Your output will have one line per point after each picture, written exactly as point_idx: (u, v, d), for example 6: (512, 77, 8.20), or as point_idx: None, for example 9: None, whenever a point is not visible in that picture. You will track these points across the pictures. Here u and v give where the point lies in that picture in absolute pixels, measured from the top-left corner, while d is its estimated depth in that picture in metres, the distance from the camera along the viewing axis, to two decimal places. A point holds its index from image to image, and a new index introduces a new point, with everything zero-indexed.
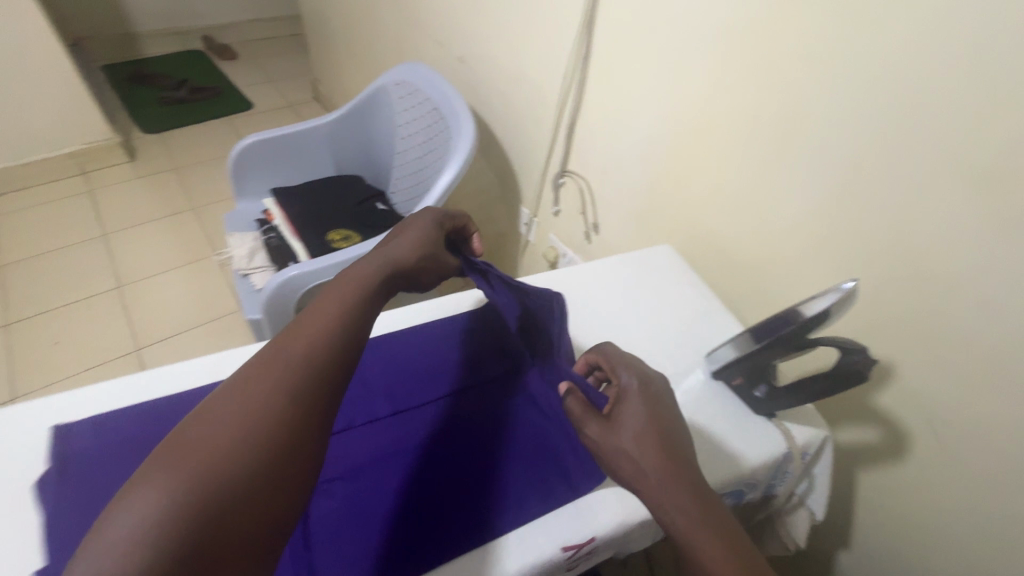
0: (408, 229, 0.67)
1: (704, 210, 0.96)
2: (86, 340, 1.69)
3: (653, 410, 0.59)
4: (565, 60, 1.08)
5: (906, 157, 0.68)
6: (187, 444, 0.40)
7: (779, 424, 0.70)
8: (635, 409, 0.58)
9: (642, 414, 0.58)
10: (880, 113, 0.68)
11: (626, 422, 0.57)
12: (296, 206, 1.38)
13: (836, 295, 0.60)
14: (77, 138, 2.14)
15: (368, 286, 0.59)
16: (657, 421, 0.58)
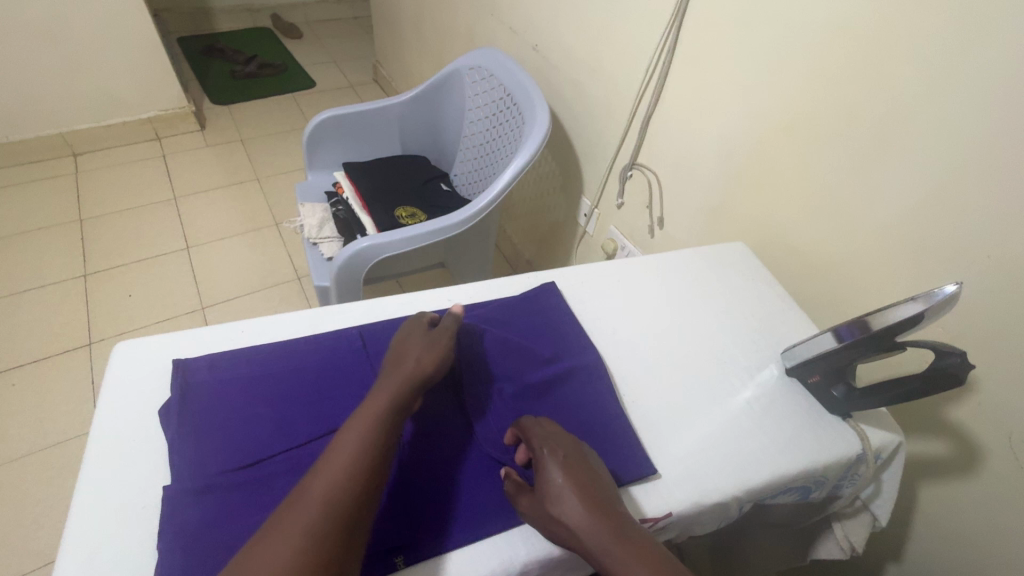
0: (411, 339, 0.64)
1: (780, 211, 0.96)
2: (156, 295, 1.79)
3: (580, 486, 0.56)
4: (647, 53, 1.08)
5: (1015, 168, 0.66)
6: (252, 559, 0.45)
7: (853, 426, 0.70)
8: (558, 485, 0.55)
9: (565, 488, 0.55)
10: (992, 121, 0.67)
11: (551, 501, 0.55)
12: (365, 181, 1.43)
13: (930, 300, 0.57)
14: (155, 104, 2.25)
15: (389, 410, 0.56)
16: (585, 498, 0.55)
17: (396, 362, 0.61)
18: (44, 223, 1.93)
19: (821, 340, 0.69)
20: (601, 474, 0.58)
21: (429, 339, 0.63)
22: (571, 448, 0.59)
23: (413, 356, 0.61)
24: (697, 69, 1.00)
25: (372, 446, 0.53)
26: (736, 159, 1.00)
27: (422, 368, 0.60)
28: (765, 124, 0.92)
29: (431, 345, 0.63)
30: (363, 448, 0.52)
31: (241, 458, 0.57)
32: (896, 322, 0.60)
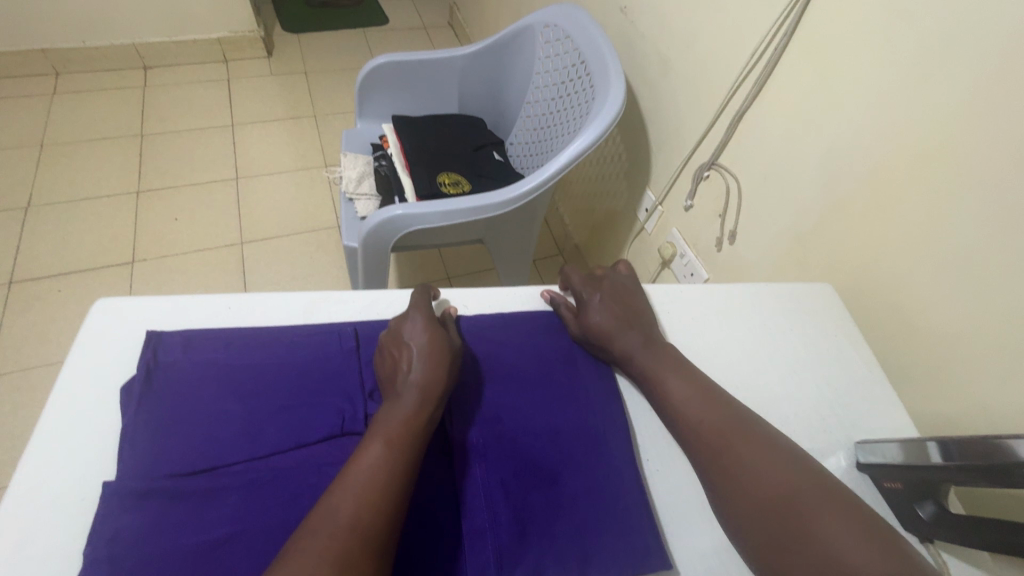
0: (413, 342, 0.56)
1: (886, 252, 0.78)
2: (201, 222, 1.79)
3: (620, 313, 0.66)
4: (757, 33, 0.89)
5: None
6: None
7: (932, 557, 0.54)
8: (598, 315, 0.65)
9: (605, 318, 0.65)
10: None
11: (594, 320, 0.65)
12: (413, 139, 1.32)
13: None
14: (226, 25, 2.20)
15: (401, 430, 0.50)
16: (625, 321, 0.65)
17: (399, 365, 0.55)
18: (109, 133, 1.96)
19: (921, 447, 0.53)
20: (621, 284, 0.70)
21: (431, 335, 0.57)
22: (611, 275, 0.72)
23: (419, 356, 0.55)
24: (817, 62, 0.80)
25: (396, 457, 0.49)
26: (843, 182, 0.81)
27: (430, 369, 0.54)
28: (894, 144, 0.73)
29: (435, 343, 0.57)
30: (385, 463, 0.48)
31: (195, 462, 0.50)
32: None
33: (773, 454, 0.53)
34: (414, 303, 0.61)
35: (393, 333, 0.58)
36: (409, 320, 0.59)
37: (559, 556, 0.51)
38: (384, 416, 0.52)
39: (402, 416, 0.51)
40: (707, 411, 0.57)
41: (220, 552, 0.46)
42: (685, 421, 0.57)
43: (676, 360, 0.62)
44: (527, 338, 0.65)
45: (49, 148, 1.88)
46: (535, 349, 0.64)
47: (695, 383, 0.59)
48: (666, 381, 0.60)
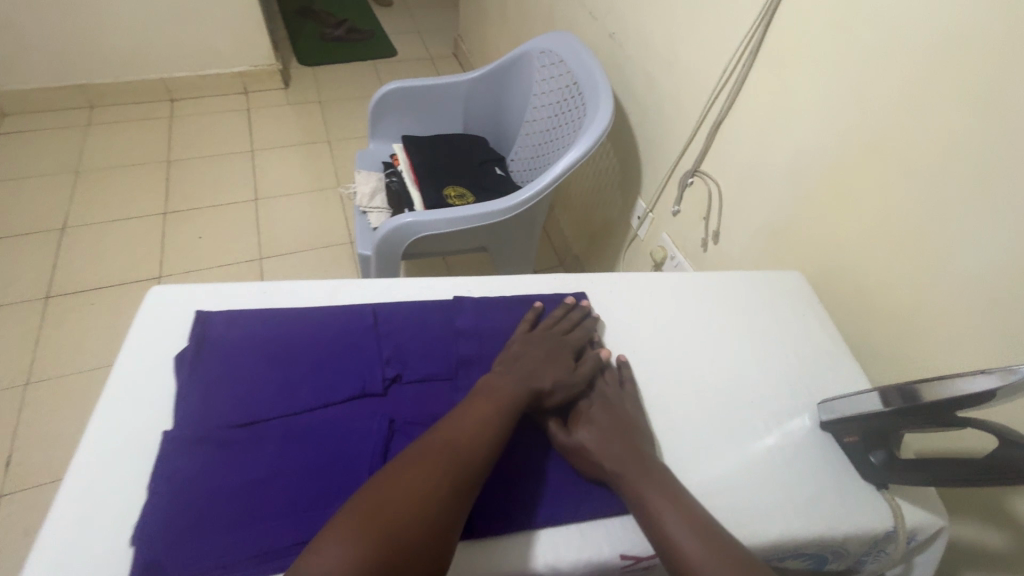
0: (546, 348, 0.66)
1: (851, 240, 0.86)
2: (223, 239, 1.91)
3: (614, 434, 0.60)
4: (727, 52, 0.99)
5: None
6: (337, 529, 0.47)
7: (886, 501, 0.62)
8: (587, 435, 0.60)
9: (594, 436, 0.60)
10: None
11: (582, 439, 0.60)
12: (421, 156, 1.43)
13: (1008, 378, 0.49)
14: (247, 60, 2.37)
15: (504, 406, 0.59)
16: (619, 443, 0.59)
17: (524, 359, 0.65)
18: (138, 160, 2.11)
19: (866, 398, 0.61)
20: (629, 411, 0.64)
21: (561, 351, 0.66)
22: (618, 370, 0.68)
23: (548, 379, 0.63)
24: (778, 75, 0.91)
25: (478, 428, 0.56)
26: (809, 179, 0.90)
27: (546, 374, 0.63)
28: (848, 141, 0.82)
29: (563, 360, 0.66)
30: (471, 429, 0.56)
31: (241, 416, 0.59)
32: (963, 396, 0.51)
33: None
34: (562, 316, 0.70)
35: (532, 342, 0.67)
36: (547, 341, 0.67)
37: (550, 495, 0.58)
38: (493, 389, 0.61)
39: (509, 396, 0.60)
40: (700, 555, 0.51)
41: (261, 487, 0.54)
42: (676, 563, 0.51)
43: (670, 486, 0.56)
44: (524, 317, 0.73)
45: (84, 175, 2.02)
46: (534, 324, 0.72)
47: (691, 516, 0.53)
48: (656, 510, 0.54)
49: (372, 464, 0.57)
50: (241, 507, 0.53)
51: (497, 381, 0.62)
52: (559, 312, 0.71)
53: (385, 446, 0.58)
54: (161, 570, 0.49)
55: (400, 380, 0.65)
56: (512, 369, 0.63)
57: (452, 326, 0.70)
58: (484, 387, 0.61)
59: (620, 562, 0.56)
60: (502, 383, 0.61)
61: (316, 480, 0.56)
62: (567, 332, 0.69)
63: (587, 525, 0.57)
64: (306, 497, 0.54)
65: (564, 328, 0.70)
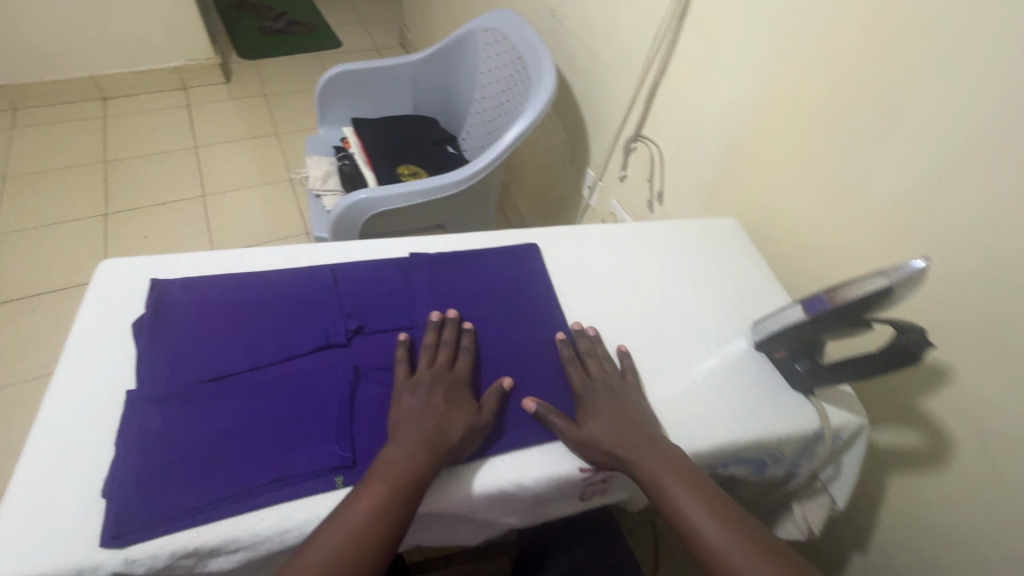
0: (434, 396, 0.59)
1: (776, 187, 0.93)
2: (172, 238, 1.85)
3: (623, 423, 0.61)
4: (658, 19, 1.05)
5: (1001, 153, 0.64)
6: None
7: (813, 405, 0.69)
8: (597, 426, 0.60)
9: (602, 426, 0.60)
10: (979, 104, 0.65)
11: (593, 431, 0.60)
12: (372, 138, 1.44)
13: (899, 274, 0.56)
14: (184, 54, 2.29)
15: (402, 484, 0.53)
16: (629, 432, 0.60)
17: (415, 413, 0.58)
18: (71, 162, 2.01)
19: (790, 311, 0.67)
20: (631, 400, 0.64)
21: (450, 391, 0.61)
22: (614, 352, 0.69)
23: (453, 429, 0.57)
24: (705, 38, 0.97)
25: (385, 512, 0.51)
26: (738, 132, 0.97)
27: (440, 423, 0.57)
28: (769, 93, 0.89)
29: (456, 402, 0.60)
30: (375, 513, 0.51)
31: (205, 373, 0.60)
32: (863, 296, 0.58)
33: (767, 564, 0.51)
34: (442, 348, 0.64)
35: (419, 394, 0.60)
36: (437, 387, 0.60)
37: (512, 422, 0.62)
38: (388, 461, 0.54)
39: (411, 466, 0.54)
40: (721, 537, 0.53)
41: (231, 436, 0.56)
42: (681, 524, 0.55)
43: (686, 472, 0.58)
44: (479, 269, 0.76)
45: (12, 179, 1.91)
46: (489, 275, 0.76)
47: (699, 486, 0.57)
48: (675, 497, 0.56)
49: (340, 407, 0.59)
50: (213, 454, 0.54)
51: (393, 451, 0.55)
52: (431, 337, 0.65)
53: (351, 390, 0.61)
54: (134, 516, 0.50)
55: (362, 331, 0.67)
56: (407, 428, 0.57)
57: (410, 281, 0.72)
58: (380, 456, 0.55)
59: (580, 475, 0.61)
60: (395, 452, 0.55)
61: (285, 425, 0.57)
62: (451, 367, 0.63)
63: (548, 446, 0.62)
64: (277, 442, 0.56)
65: (448, 361, 0.64)
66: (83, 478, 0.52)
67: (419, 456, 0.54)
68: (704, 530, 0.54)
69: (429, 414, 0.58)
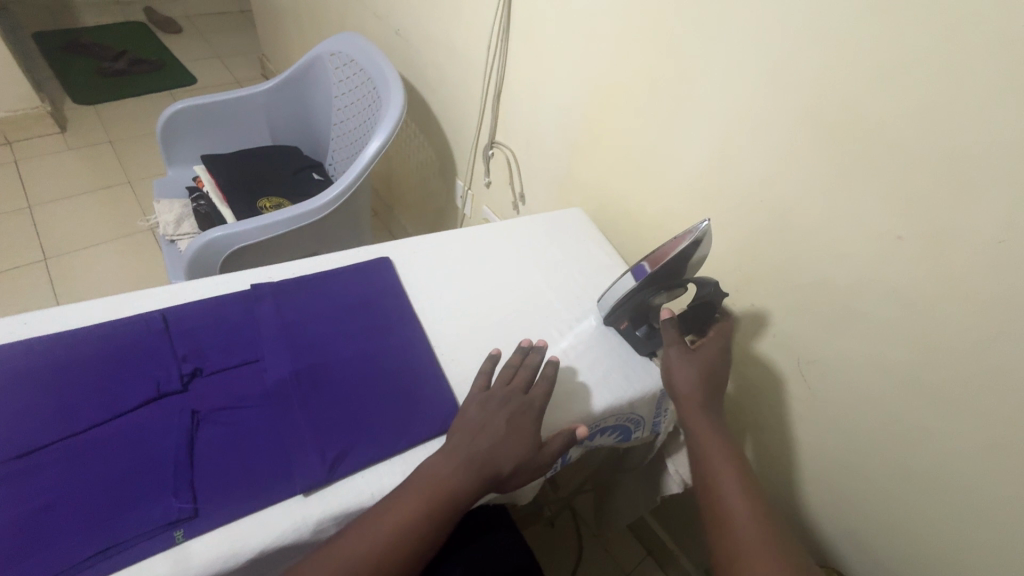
0: (501, 423, 0.60)
1: (611, 175, 1.01)
2: (6, 312, 1.63)
3: (707, 387, 0.68)
4: (488, 31, 1.11)
5: (762, 121, 0.74)
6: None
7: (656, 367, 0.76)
8: (685, 370, 0.69)
9: (690, 378, 0.68)
10: (740, 83, 0.74)
11: (681, 376, 0.68)
12: (226, 173, 1.37)
13: (698, 235, 0.64)
14: (0, 105, 2.03)
15: (445, 495, 0.55)
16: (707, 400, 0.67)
17: (475, 436, 0.59)
18: None
19: (623, 284, 0.73)
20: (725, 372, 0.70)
21: (512, 419, 0.61)
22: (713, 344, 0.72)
23: (506, 455, 0.59)
24: (529, 45, 1.04)
25: (424, 519, 0.54)
26: (573, 128, 1.04)
27: (493, 452, 0.58)
28: (590, 90, 0.97)
29: (519, 437, 0.60)
30: (412, 515, 0.54)
31: (6, 451, 0.53)
32: (675, 256, 0.66)
33: (783, 546, 0.55)
34: (524, 386, 0.65)
35: (480, 412, 0.61)
36: (508, 407, 0.62)
37: (371, 437, 0.62)
38: (426, 471, 0.57)
39: (447, 485, 0.56)
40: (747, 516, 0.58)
41: (43, 512, 0.50)
42: (715, 503, 0.60)
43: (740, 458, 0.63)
44: (329, 291, 0.75)
45: None
46: (342, 296, 0.75)
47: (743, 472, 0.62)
48: (718, 469, 0.62)
49: (176, 457, 0.55)
50: (18, 537, 0.48)
51: (440, 466, 0.57)
52: (518, 360, 0.68)
53: (189, 438, 0.57)
54: None
55: (201, 373, 0.63)
56: (477, 440, 0.59)
57: (253, 313, 0.70)
58: (419, 468, 0.57)
59: None
60: (437, 464, 0.57)
61: (111, 488, 0.53)
62: (528, 389, 0.65)
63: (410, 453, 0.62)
64: (101, 509, 0.51)
65: (523, 386, 0.65)
66: None
67: (460, 476, 0.57)
68: (737, 508, 0.59)
69: (486, 433, 0.59)
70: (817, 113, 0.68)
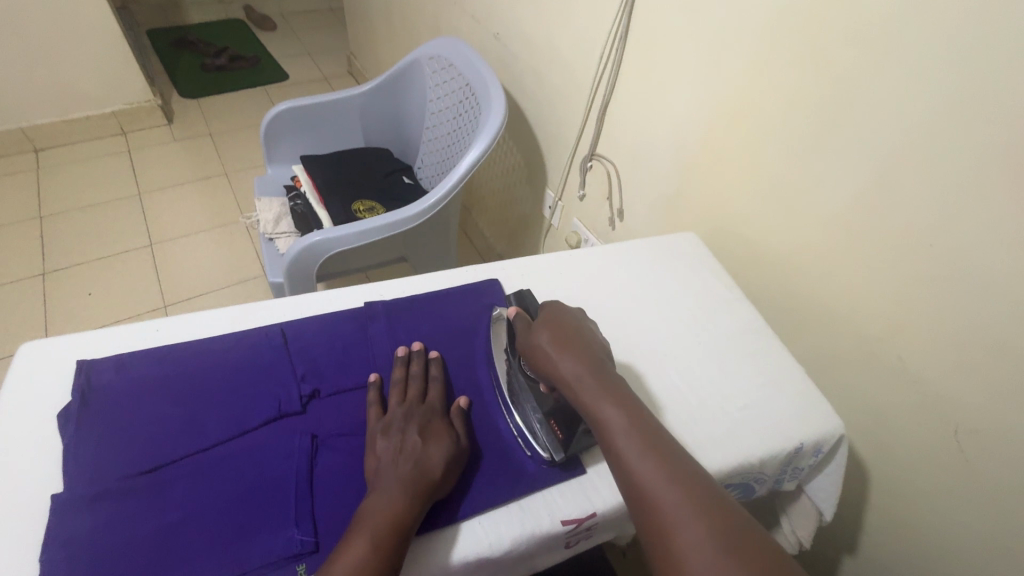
0: (408, 432, 0.57)
1: (730, 200, 0.93)
2: (118, 292, 1.75)
3: (569, 344, 0.63)
4: (601, 40, 1.05)
5: (940, 157, 0.65)
6: None
7: (542, 435, 0.61)
8: (544, 338, 0.64)
9: (550, 347, 0.63)
10: (917, 113, 0.65)
11: (540, 349, 0.64)
12: (322, 174, 1.39)
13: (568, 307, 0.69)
14: (119, 99, 2.20)
15: (397, 528, 0.50)
16: (579, 355, 0.62)
17: (388, 454, 0.56)
18: (3, 221, 1.89)
19: (496, 329, 0.72)
20: (590, 336, 0.65)
21: (423, 425, 0.58)
22: (550, 313, 0.67)
23: (434, 457, 0.56)
24: (646, 57, 0.97)
25: (383, 551, 0.48)
26: (688, 147, 0.96)
27: (420, 458, 0.55)
28: (714, 107, 0.89)
29: (435, 436, 0.58)
30: (372, 551, 0.48)
31: (142, 463, 0.54)
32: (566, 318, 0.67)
33: (699, 492, 0.49)
34: (416, 384, 0.63)
35: (388, 434, 0.57)
36: (416, 415, 0.59)
37: (486, 479, 0.59)
38: (371, 511, 0.51)
39: (398, 512, 0.51)
40: (652, 468, 0.52)
41: (175, 532, 0.50)
42: (621, 471, 0.53)
43: (628, 403, 0.58)
44: (440, 313, 0.73)
45: None
46: (452, 318, 0.73)
47: (633, 418, 0.56)
48: (609, 425, 0.56)
49: (297, 484, 0.54)
50: (153, 556, 0.49)
51: (376, 499, 0.52)
52: (400, 372, 0.64)
53: (308, 464, 0.56)
54: None
55: (318, 395, 0.62)
56: (390, 463, 0.55)
57: (366, 333, 0.68)
58: (363, 509, 0.51)
59: (563, 529, 0.58)
60: (376, 502, 0.52)
61: (236, 512, 0.52)
62: (424, 397, 0.62)
63: (526, 500, 0.58)
64: (227, 532, 0.51)
65: (419, 394, 0.62)
66: None
67: (430, 466, 0.55)
68: (638, 466, 0.52)
69: (406, 454, 0.55)
70: (1017, 150, 0.58)
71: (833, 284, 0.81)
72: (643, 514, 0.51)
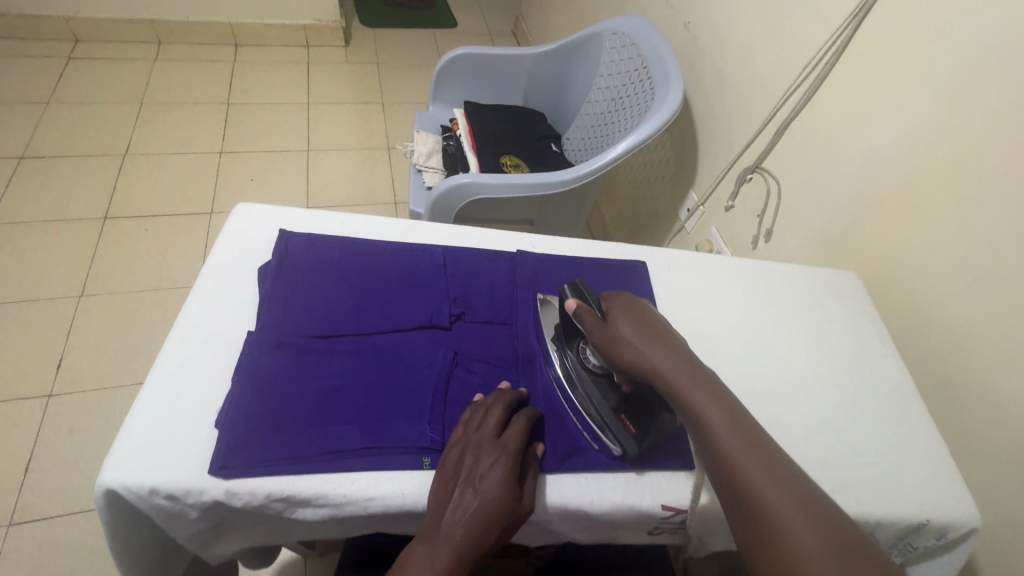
0: (471, 483, 0.52)
1: (910, 255, 0.85)
2: (273, 184, 1.96)
3: (652, 337, 0.58)
4: (809, 52, 0.99)
5: None
6: None
7: (612, 429, 0.59)
8: (626, 329, 0.59)
9: (635, 338, 0.58)
10: None
11: (620, 339, 0.59)
12: (480, 122, 1.45)
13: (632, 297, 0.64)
14: (313, 14, 2.41)
15: None
16: (661, 351, 0.57)
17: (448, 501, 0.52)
18: (200, 100, 2.17)
19: (546, 313, 0.67)
20: (672, 333, 0.60)
21: (490, 474, 0.52)
22: (628, 302, 0.62)
23: (487, 521, 0.51)
24: (857, 81, 0.90)
25: None
26: (878, 188, 0.89)
27: (475, 520, 0.50)
28: (924, 150, 0.81)
29: (499, 492, 0.52)
30: None
31: (317, 329, 0.62)
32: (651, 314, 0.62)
33: (806, 497, 0.46)
34: (493, 422, 0.56)
35: (454, 467, 0.54)
36: (487, 457, 0.53)
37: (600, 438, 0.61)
38: (415, 563, 0.50)
39: (439, 574, 0.49)
40: (761, 472, 0.48)
41: (333, 394, 0.58)
42: (723, 468, 0.50)
43: (724, 399, 0.54)
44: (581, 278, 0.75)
45: (148, 107, 2.09)
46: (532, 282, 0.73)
47: (732, 413, 0.53)
48: (708, 421, 0.52)
49: (436, 388, 0.60)
50: (315, 408, 0.57)
51: (420, 552, 0.50)
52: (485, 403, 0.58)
53: (446, 374, 0.61)
54: (242, 452, 0.53)
55: (464, 319, 0.68)
56: (444, 510, 0.51)
57: (515, 276, 0.72)
58: (408, 556, 0.50)
59: (660, 513, 0.59)
60: (420, 556, 0.50)
61: (383, 396, 0.59)
62: (501, 437, 0.55)
63: (632, 476, 0.60)
64: (374, 410, 0.58)
65: (496, 433, 0.55)
66: (202, 405, 0.56)
67: (484, 523, 0.50)
68: (744, 463, 0.49)
69: (461, 508, 0.51)
70: None
71: (1011, 375, 0.73)
72: (744, 516, 0.47)
